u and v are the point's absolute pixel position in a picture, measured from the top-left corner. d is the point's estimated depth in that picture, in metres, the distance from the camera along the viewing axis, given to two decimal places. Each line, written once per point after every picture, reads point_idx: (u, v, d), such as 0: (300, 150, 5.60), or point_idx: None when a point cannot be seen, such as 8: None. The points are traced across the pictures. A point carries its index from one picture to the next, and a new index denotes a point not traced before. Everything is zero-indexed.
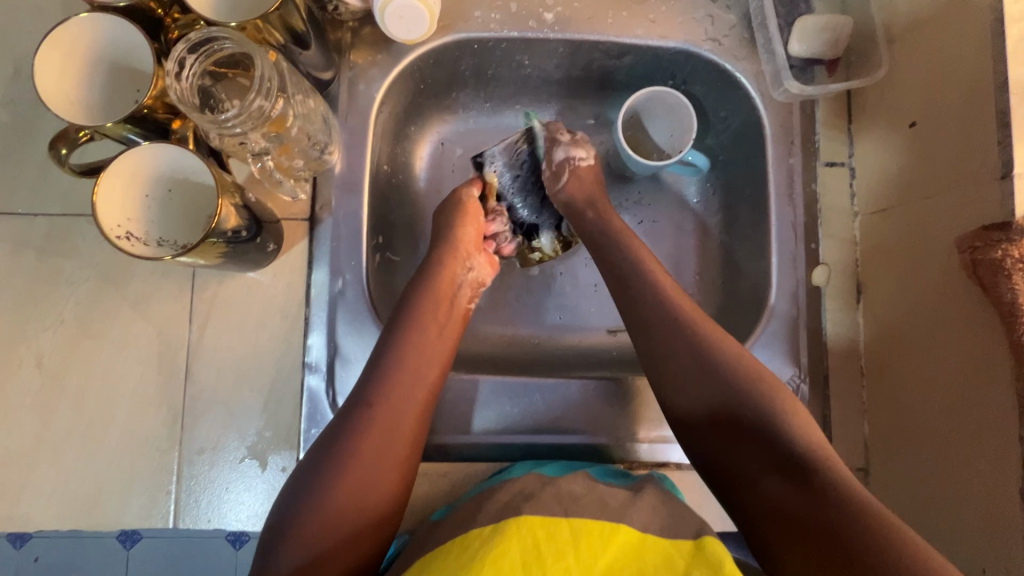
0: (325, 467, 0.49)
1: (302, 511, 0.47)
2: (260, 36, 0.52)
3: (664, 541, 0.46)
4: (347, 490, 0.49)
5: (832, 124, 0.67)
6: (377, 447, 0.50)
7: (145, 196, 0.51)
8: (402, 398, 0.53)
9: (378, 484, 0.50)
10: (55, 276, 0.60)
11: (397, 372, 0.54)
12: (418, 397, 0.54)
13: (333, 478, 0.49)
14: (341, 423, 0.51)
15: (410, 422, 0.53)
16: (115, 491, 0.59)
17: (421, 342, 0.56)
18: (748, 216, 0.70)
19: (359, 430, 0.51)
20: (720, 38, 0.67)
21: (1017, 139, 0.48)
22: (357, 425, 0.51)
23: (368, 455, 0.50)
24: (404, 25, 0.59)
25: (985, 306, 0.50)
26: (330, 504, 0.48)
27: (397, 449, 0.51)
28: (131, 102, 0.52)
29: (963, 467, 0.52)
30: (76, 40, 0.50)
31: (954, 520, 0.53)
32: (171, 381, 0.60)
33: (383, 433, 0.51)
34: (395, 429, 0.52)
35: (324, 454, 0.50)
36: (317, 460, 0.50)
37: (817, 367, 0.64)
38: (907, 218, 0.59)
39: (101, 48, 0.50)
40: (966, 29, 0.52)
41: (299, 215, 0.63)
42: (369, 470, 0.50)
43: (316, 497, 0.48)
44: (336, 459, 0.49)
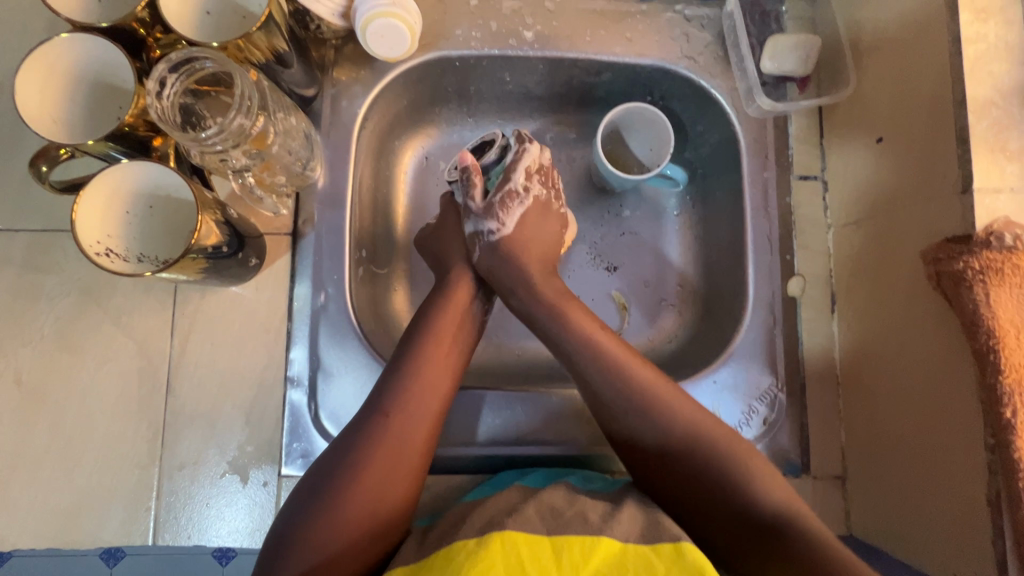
0: (331, 481, 0.49)
1: (307, 525, 0.47)
2: (242, 55, 0.53)
3: (645, 548, 0.47)
4: (359, 504, 0.48)
5: (804, 139, 0.69)
6: (388, 461, 0.51)
7: (125, 212, 0.51)
8: (412, 414, 0.53)
9: (386, 499, 0.50)
10: (35, 292, 0.60)
11: (406, 388, 0.54)
12: (429, 412, 0.54)
13: (340, 492, 0.48)
14: (348, 437, 0.52)
15: (421, 439, 0.53)
16: (93, 508, 0.58)
17: (432, 359, 0.56)
18: (726, 227, 0.71)
19: (360, 443, 0.51)
20: (696, 56, 0.69)
21: (976, 155, 0.49)
22: (370, 437, 0.51)
23: (377, 470, 0.50)
24: (386, 44, 0.60)
25: (950, 316, 0.51)
26: (337, 518, 0.47)
27: (407, 466, 0.52)
28: (100, 121, 0.53)
29: (936, 473, 0.53)
30: (48, 63, 0.50)
31: (932, 530, 0.54)
32: (152, 397, 0.60)
33: (389, 450, 0.51)
34: (407, 442, 0.52)
35: (330, 467, 0.50)
36: (324, 475, 0.50)
37: (793, 376, 0.66)
38: (877, 230, 0.60)
39: (110, 70, 0.51)
40: (927, 48, 0.54)
41: (281, 230, 0.63)
42: (377, 485, 0.50)
43: (323, 512, 0.47)
44: (343, 473, 0.49)
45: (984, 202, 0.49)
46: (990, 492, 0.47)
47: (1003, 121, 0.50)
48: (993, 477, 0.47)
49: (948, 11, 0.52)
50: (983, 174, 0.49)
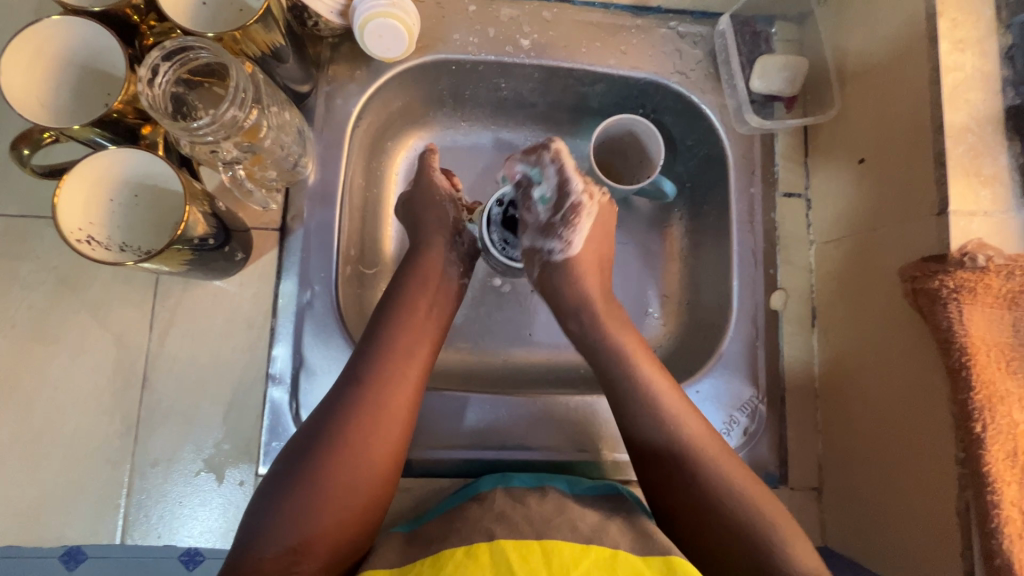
0: (305, 460, 0.49)
1: (286, 493, 0.47)
2: (238, 47, 0.52)
3: (635, 558, 0.47)
4: (338, 472, 0.48)
5: (789, 157, 0.71)
6: (366, 424, 0.51)
7: (109, 200, 0.50)
8: (387, 382, 0.53)
9: (367, 465, 0.50)
10: (9, 279, 0.58)
11: (383, 363, 0.54)
12: (406, 382, 0.54)
13: (316, 473, 0.48)
14: (323, 415, 0.51)
15: (401, 411, 0.53)
16: (60, 504, 0.56)
17: (408, 330, 0.56)
18: (711, 240, 0.73)
19: (337, 422, 0.50)
20: (687, 72, 0.70)
21: (952, 178, 0.51)
22: (348, 400, 0.52)
23: (354, 445, 0.50)
24: (384, 44, 0.60)
25: (925, 334, 0.52)
26: (321, 493, 0.48)
27: (387, 430, 0.51)
28: (84, 91, 0.52)
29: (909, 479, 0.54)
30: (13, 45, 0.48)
31: (902, 535, 0.55)
32: (128, 390, 0.58)
33: (368, 424, 0.51)
34: (385, 406, 0.52)
35: (308, 442, 0.50)
36: (301, 450, 0.49)
37: (774, 389, 0.67)
38: (855, 247, 0.62)
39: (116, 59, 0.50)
40: (908, 74, 0.56)
41: (269, 225, 0.62)
42: (355, 462, 0.49)
43: (304, 488, 0.47)
44: (319, 451, 0.49)
45: (959, 224, 0.51)
46: (959, 504, 0.49)
47: (978, 147, 0.52)
48: (963, 490, 0.49)
49: (928, 41, 0.54)
50: (958, 197, 0.51)
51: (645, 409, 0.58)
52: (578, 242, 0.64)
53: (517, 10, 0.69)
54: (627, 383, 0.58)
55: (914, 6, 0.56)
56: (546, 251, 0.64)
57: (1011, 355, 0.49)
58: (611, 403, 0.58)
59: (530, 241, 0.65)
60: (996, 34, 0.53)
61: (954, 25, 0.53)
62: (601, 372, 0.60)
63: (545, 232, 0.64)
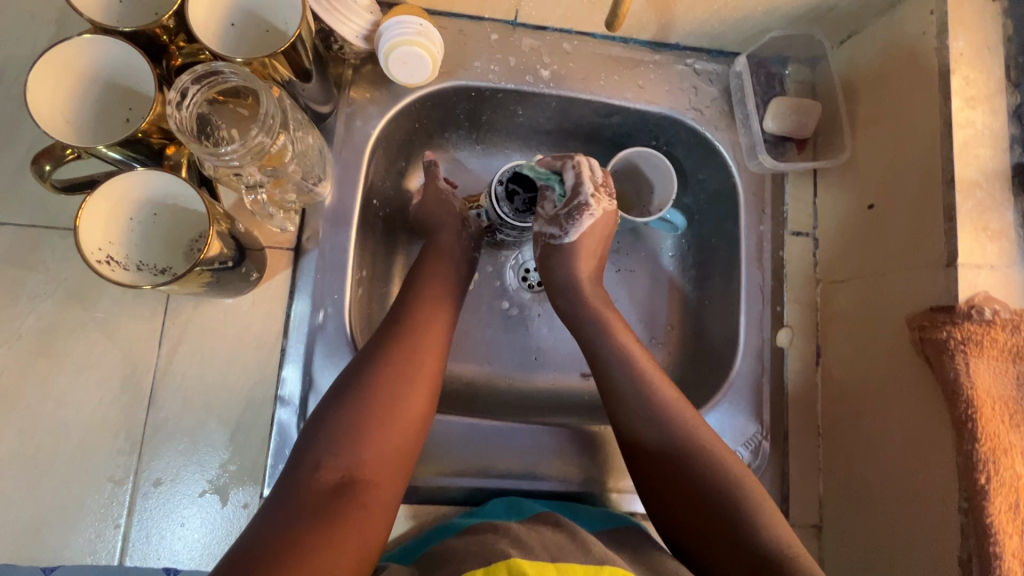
0: (345, 402, 0.51)
1: (339, 418, 0.50)
2: (266, 72, 0.52)
3: None
4: (385, 395, 0.52)
5: (799, 196, 0.72)
6: (406, 355, 0.55)
7: (129, 219, 0.50)
8: (422, 323, 0.58)
9: (409, 391, 0.54)
10: (16, 291, 0.57)
11: (414, 320, 0.58)
12: (433, 337, 0.58)
13: (359, 415, 0.51)
14: (358, 364, 0.55)
15: (432, 359, 0.57)
16: (59, 522, 0.55)
17: (432, 291, 0.61)
18: (720, 275, 0.74)
19: (374, 367, 0.54)
20: (702, 108, 0.72)
21: (961, 231, 0.53)
22: (389, 337, 0.56)
23: (392, 390, 0.53)
24: (407, 70, 0.61)
25: (931, 382, 0.54)
26: (370, 417, 0.51)
27: (424, 360, 0.56)
28: (109, 108, 0.52)
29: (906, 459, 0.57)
30: (42, 59, 0.48)
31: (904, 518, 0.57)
32: (134, 408, 0.58)
33: (404, 371, 0.54)
34: (419, 342, 0.57)
35: (354, 376, 0.53)
36: (347, 383, 0.53)
37: (778, 425, 0.67)
38: (863, 290, 0.63)
39: (144, 78, 0.50)
40: (919, 126, 0.58)
41: (283, 245, 0.62)
42: (393, 403, 0.52)
43: (352, 413, 0.51)
44: (360, 394, 0.52)
45: (966, 276, 0.52)
46: (963, 552, 0.50)
47: (986, 202, 0.53)
48: (965, 539, 0.50)
49: (941, 97, 0.55)
50: (967, 250, 0.53)
51: (656, 439, 0.56)
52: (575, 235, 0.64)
53: (538, 40, 0.69)
54: (633, 397, 0.57)
55: (928, 61, 0.57)
56: (548, 236, 0.64)
57: (1014, 408, 0.50)
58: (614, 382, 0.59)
59: (538, 225, 0.65)
60: (1006, 92, 0.55)
61: (966, 83, 0.55)
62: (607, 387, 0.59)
63: (553, 223, 0.64)
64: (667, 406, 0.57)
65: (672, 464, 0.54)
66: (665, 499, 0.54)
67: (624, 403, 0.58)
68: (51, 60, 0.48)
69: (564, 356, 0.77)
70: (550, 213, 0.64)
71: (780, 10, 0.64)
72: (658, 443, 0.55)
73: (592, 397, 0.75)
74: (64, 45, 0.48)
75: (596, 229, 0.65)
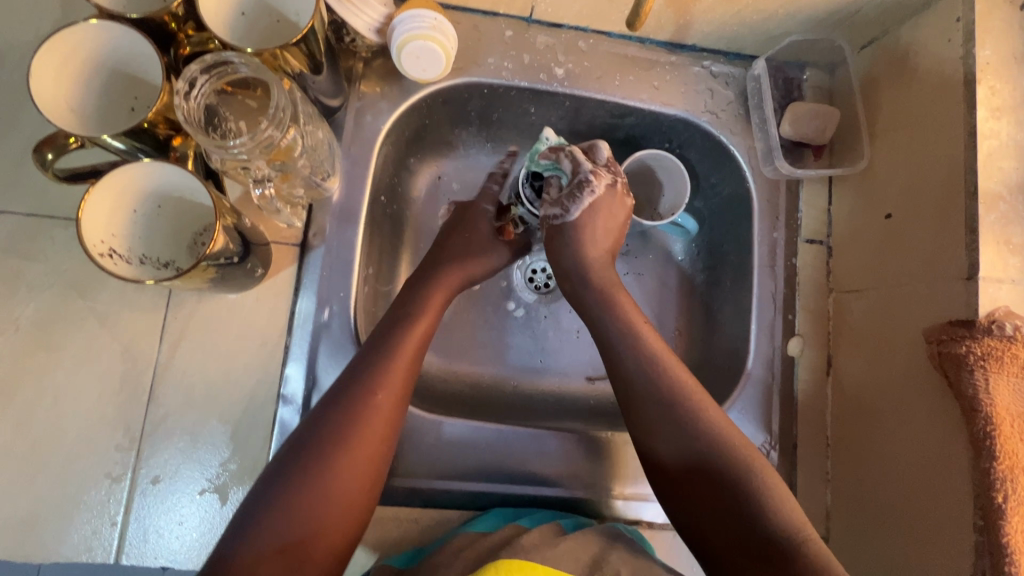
0: (286, 483, 0.47)
1: (282, 487, 0.47)
2: (277, 63, 0.51)
3: None
4: (334, 461, 0.48)
5: (813, 203, 0.71)
6: (359, 414, 0.51)
7: (132, 211, 0.49)
8: (381, 373, 0.53)
9: (360, 454, 0.50)
10: (16, 280, 0.56)
11: (369, 383, 0.52)
12: (392, 391, 0.53)
13: (303, 488, 0.47)
14: (307, 434, 0.50)
15: (386, 416, 0.52)
16: (55, 518, 0.54)
17: (399, 334, 0.56)
18: (731, 281, 0.73)
19: (322, 428, 0.49)
20: (718, 112, 0.70)
21: (983, 245, 0.52)
22: (345, 392, 0.52)
23: (338, 473, 0.48)
24: (420, 65, 0.59)
25: (947, 397, 0.53)
26: (314, 486, 0.47)
27: (378, 419, 0.51)
28: (115, 98, 0.50)
29: (918, 488, 0.55)
30: (47, 45, 0.46)
31: (913, 547, 0.55)
32: (133, 403, 0.56)
33: (353, 449, 0.49)
34: (377, 398, 0.52)
35: (305, 438, 0.49)
36: (296, 446, 0.49)
37: (787, 436, 0.66)
38: (877, 301, 0.62)
39: (152, 68, 0.49)
40: (942, 135, 0.57)
41: (289, 240, 0.61)
42: (337, 487, 0.48)
43: (296, 484, 0.47)
44: (301, 476, 0.47)
45: (987, 290, 0.51)
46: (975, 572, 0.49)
47: (1009, 215, 0.52)
48: (979, 558, 0.49)
49: (966, 107, 0.54)
50: (988, 264, 0.52)
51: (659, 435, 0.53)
52: (578, 213, 0.61)
53: (553, 38, 0.68)
54: (647, 387, 0.54)
55: (953, 70, 0.56)
56: (551, 217, 0.62)
57: None
58: (627, 375, 0.55)
59: (542, 209, 0.64)
60: None
61: (992, 92, 0.54)
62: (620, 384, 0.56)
63: (560, 201, 0.62)
64: (694, 410, 0.52)
65: (699, 472, 0.51)
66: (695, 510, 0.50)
67: (640, 394, 0.54)
68: (57, 46, 0.47)
69: (570, 360, 0.75)
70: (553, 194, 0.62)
71: (801, 13, 0.63)
72: (683, 449, 0.51)
73: (598, 402, 0.74)
74: (71, 30, 0.46)
75: (606, 208, 0.62)
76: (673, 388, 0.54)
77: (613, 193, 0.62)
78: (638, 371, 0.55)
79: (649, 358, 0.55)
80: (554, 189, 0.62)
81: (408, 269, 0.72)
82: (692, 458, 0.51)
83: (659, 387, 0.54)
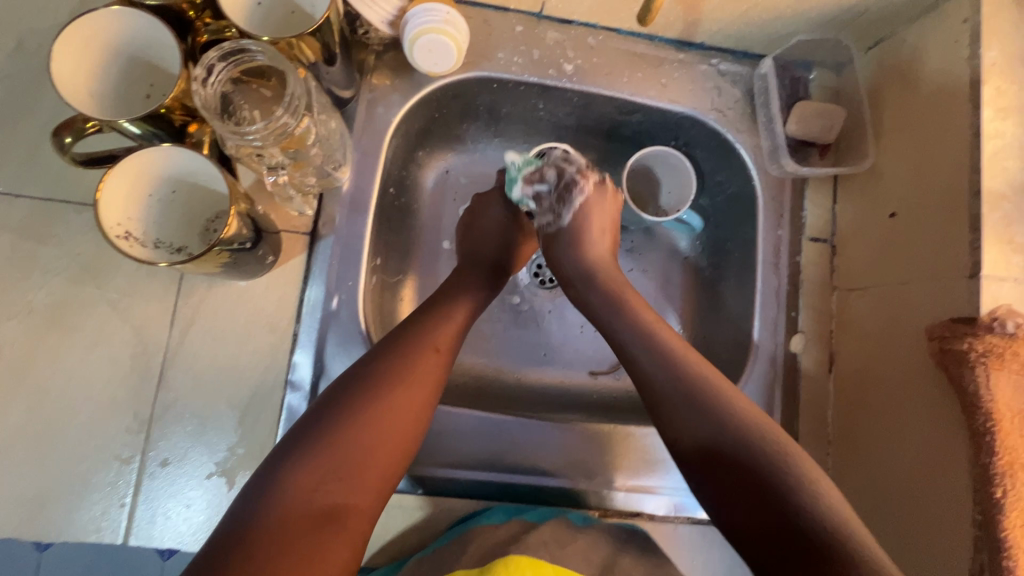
0: (337, 417, 0.48)
1: (325, 432, 0.47)
2: (292, 53, 0.52)
3: None
4: (377, 414, 0.49)
5: (818, 202, 0.71)
6: (403, 373, 0.52)
7: (148, 195, 0.50)
8: (427, 339, 0.55)
9: (403, 413, 0.51)
10: (30, 263, 0.57)
11: (417, 341, 0.54)
12: (435, 358, 0.54)
13: (344, 436, 0.48)
14: (347, 387, 0.51)
15: (430, 380, 0.53)
16: (62, 498, 0.55)
17: (445, 308, 0.58)
18: (735, 278, 0.73)
19: (364, 382, 0.51)
20: (725, 110, 0.71)
21: (986, 243, 0.52)
22: (390, 352, 0.53)
23: (387, 415, 0.50)
24: (432, 58, 0.60)
25: (948, 394, 0.53)
26: (355, 434, 0.48)
27: (422, 381, 0.53)
28: (130, 83, 0.51)
29: (923, 482, 0.55)
30: (66, 29, 0.47)
31: (918, 540, 0.55)
32: (142, 385, 0.57)
33: (401, 395, 0.51)
34: (421, 361, 0.53)
35: (346, 389, 0.50)
36: (339, 396, 0.50)
37: (788, 431, 0.67)
38: (881, 299, 0.63)
39: (168, 54, 0.50)
40: (947, 134, 0.57)
41: (299, 229, 0.61)
42: (386, 428, 0.49)
43: (337, 430, 0.48)
44: (353, 412, 0.49)
45: (990, 289, 0.52)
46: (973, 565, 0.50)
47: (1012, 214, 0.53)
48: (978, 553, 0.49)
49: (971, 107, 0.55)
50: (991, 262, 0.52)
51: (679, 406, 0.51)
52: (570, 217, 0.65)
53: (563, 34, 0.68)
54: (659, 356, 0.54)
55: (959, 70, 0.57)
56: (545, 226, 0.67)
57: None
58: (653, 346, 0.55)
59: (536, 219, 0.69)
60: None
61: (997, 93, 0.54)
62: (634, 362, 0.55)
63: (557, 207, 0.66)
64: (716, 392, 0.51)
65: (717, 455, 0.48)
66: (722, 502, 0.47)
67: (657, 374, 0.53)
68: (76, 32, 0.47)
69: (574, 354, 0.76)
70: (546, 206, 0.67)
71: (810, 12, 0.64)
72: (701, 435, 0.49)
73: (601, 396, 0.75)
74: (89, 16, 0.47)
75: (597, 208, 0.66)
76: (696, 377, 0.52)
77: (602, 194, 0.67)
78: (659, 365, 0.53)
79: (652, 339, 0.55)
80: (545, 203, 0.67)
81: (415, 259, 0.73)
82: (711, 444, 0.48)
83: (675, 376, 0.52)
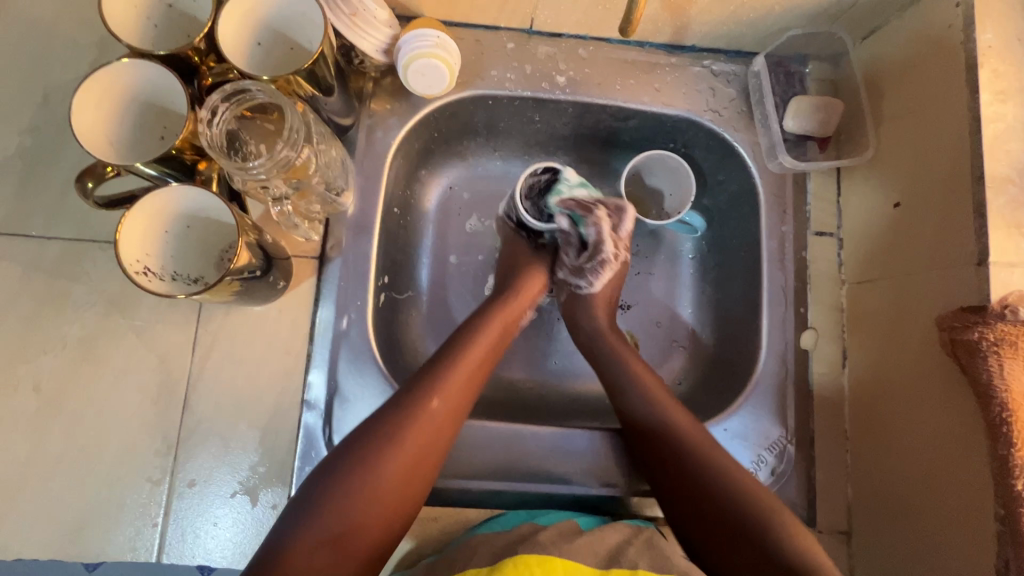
0: (360, 453, 0.51)
1: (347, 468, 0.50)
2: (290, 88, 0.54)
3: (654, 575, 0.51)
4: (397, 450, 0.52)
5: (822, 195, 0.70)
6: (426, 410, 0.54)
7: (164, 232, 0.53)
8: (449, 376, 0.57)
9: (422, 449, 0.54)
10: (63, 300, 0.61)
11: (437, 375, 0.57)
12: (456, 394, 0.57)
13: (362, 470, 0.50)
14: (371, 423, 0.53)
15: (448, 416, 0.56)
16: (100, 519, 0.58)
17: (468, 341, 0.60)
18: (741, 276, 0.73)
19: (386, 419, 0.53)
20: (720, 110, 0.71)
21: (993, 229, 0.51)
22: (414, 388, 0.56)
23: (407, 451, 0.52)
24: (425, 82, 0.62)
25: (962, 385, 0.52)
26: (372, 466, 0.51)
27: (441, 417, 0.55)
28: (146, 129, 0.54)
29: (944, 477, 0.54)
30: (86, 84, 0.51)
31: (939, 539, 0.54)
32: (169, 410, 0.60)
33: (421, 432, 0.53)
34: (442, 397, 0.56)
35: (371, 427, 0.53)
36: (362, 431, 0.53)
37: (804, 429, 0.66)
38: (890, 291, 0.62)
39: (175, 97, 0.53)
40: (946, 121, 0.56)
41: (308, 254, 0.64)
42: (398, 470, 0.52)
43: (358, 466, 0.50)
44: (374, 451, 0.51)
45: (999, 275, 0.51)
46: (998, 562, 0.48)
47: (1019, 198, 0.52)
48: (1002, 548, 0.48)
49: (969, 92, 0.54)
50: (999, 248, 0.51)
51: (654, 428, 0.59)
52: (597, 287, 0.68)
53: (554, 48, 0.70)
54: (626, 378, 0.63)
55: (954, 55, 0.56)
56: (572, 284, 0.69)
57: None
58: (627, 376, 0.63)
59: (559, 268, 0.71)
60: None
61: (995, 75, 0.54)
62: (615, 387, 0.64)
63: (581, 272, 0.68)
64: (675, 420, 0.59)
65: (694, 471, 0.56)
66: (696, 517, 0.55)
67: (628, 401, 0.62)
68: (95, 87, 0.51)
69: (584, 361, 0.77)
70: (579, 258, 0.68)
71: (799, 9, 0.64)
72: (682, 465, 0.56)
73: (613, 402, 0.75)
74: (105, 71, 0.51)
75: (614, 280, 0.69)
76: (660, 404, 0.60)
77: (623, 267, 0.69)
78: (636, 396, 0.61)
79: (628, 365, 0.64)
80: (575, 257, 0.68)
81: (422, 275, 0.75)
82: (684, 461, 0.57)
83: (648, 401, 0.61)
